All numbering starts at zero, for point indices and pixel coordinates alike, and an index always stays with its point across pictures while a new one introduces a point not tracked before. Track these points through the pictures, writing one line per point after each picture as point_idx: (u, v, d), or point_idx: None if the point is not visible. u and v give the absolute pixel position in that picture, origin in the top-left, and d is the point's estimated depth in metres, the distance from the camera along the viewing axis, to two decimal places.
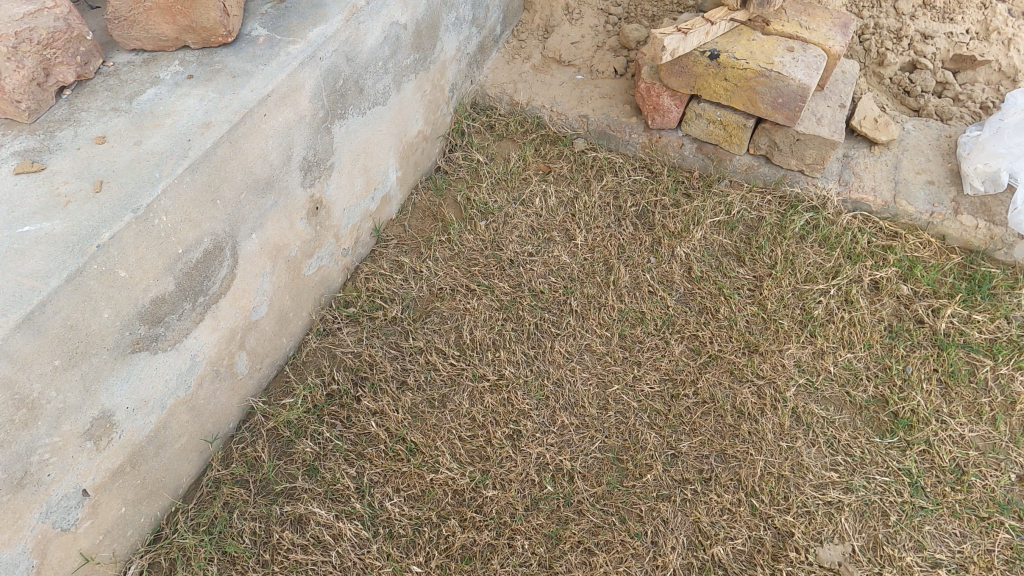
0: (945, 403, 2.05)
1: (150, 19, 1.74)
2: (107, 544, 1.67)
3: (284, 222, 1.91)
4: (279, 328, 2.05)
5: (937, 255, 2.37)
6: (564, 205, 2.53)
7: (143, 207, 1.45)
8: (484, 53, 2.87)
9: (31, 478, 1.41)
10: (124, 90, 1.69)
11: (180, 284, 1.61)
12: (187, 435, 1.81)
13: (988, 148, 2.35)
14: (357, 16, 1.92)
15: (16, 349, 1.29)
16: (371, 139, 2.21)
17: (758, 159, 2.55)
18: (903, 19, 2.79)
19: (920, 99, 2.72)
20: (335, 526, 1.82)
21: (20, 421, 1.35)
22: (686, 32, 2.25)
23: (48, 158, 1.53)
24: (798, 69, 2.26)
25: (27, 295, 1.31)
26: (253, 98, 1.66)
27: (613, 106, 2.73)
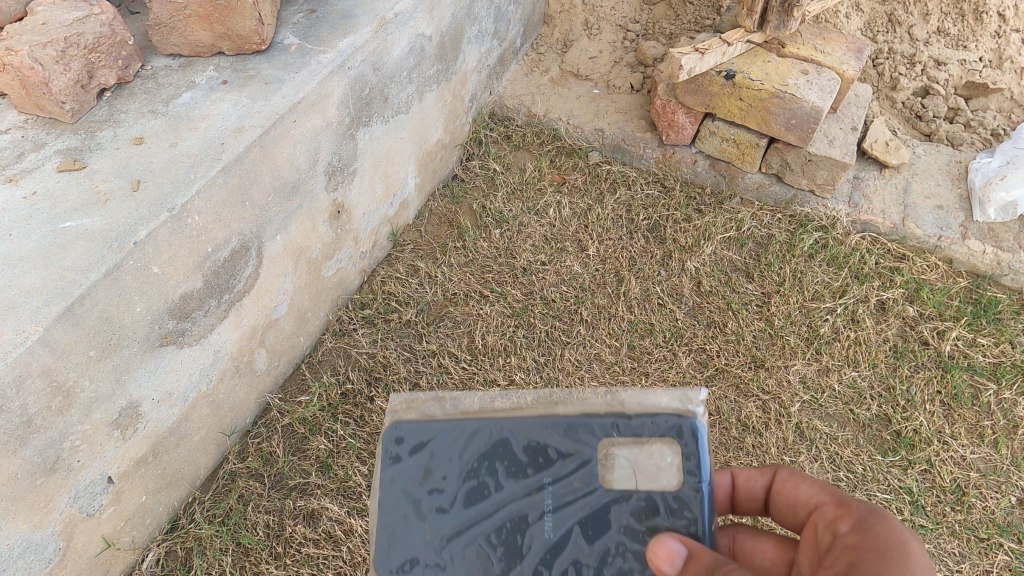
0: (947, 424, 2.09)
1: (188, 26, 1.80)
2: (127, 530, 1.72)
3: (307, 225, 1.97)
4: (298, 327, 2.11)
5: (944, 278, 2.40)
6: (577, 216, 2.58)
7: (178, 207, 1.51)
8: (504, 65, 2.93)
9: (62, 463, 1.46)
10: (161, 93, 1.75)
11: (207, 281, 1.67)
12: (207, 428, 1.86)
13: (1008, 180, 2.42)
14: (385, 28, 1.98)
15: (56, 339, 1.34)
16: (392, 146, 2.27)
17: (769, 177, 2.60)
18: (917, 45, 2.83)
19: (931, 123, 2.77)
20: (346, 522, 1.87)
21: (56, 408, 1.40)
22: (703, 52, 2.30)
23: (88, 157, 1.59)
24: (811, 92, 2.31)
25: (68, 288, 1.35)
26: (285, 104, 1.72)
27: (628, 120, 2.79)
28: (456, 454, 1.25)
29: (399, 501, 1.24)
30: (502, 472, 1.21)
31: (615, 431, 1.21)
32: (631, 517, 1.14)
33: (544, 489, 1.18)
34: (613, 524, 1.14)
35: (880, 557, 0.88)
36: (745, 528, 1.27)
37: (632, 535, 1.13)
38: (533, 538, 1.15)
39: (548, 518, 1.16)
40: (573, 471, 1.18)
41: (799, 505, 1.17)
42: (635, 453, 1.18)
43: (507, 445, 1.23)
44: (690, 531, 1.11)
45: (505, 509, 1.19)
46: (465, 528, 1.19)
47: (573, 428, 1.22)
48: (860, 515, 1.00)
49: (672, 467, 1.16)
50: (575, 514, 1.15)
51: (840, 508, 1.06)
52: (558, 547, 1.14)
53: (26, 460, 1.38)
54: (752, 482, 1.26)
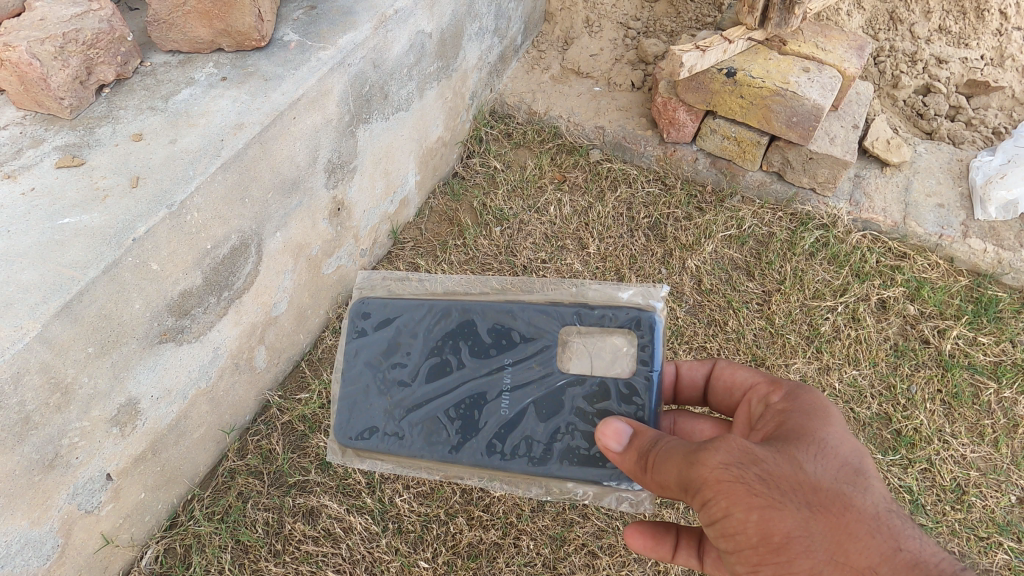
0: (948, 423, 2.09)
1: (187, 22, 1.80)
2: (126, 527, 1.72)
3: (307, 222, 1.96)
4: (298, 324, 2.10)
5: (945, 277, 2.40)
6: (578, 214, 2.58)
7: (177, 203, 1.50)
8: (504, 63, 2.93)
9: (60, 460, 1.46)
10: (160, 90, 1.75)
11: (207, 278, 1.67)
12: (206, 425, 1.86)
13: (1008, 178, 2.41)
14: (385, 25, 1.98)
15: (54, 336, 1.33)
16: (393, 143, 2.26)
17: (770, 176, 2.59)
18: (919, 43, 2.82)
19: (933, 121, 2.76)
20: (345, 520, 1.87)
21: (54, 405, 1.40)
22: (704, 49, 2.30)
23: (87, 153, 1.58)
24: (813, 90, 2.30)
25: (67, 284, 1.35)
26: (285, 101, 1.72)
27: (629, 118, 2.78)
28: (428, 335, 1.52)
29: (363, 372, 1.52)
30: (467, 350, 1.49)
31: (577, 319, 1.45)
32: (586, 397, 1.41)
33: (504, 369, 1.46)
34: (566, 405, 1.41)
35: (806, 418, 1.11)
36: (683, 411, 1.56)
37: (582, 415, 1.41)
38: (490, 414, 1.44)
39: (505, 397, 1.44)
40: (533, 354, 1.45)
41: (735, 386, 1.42)
42: (592, 340, 1.46)
43: (471, 327, 1.50)
44: (638, 414, 1.38)
45: (468, 384, 1.46)
46: (427, 401, 1.47)
47: (538, 314, 1.47)
48: (790, 388, 1.23)
49: (625, 354, 1.43)
50: (531, 394, 1.43)
51: (771, 386, 1.28)
52: (512, 422, 1.43)
53: (25, 457, 1.38)
54: (693, 372, 1.52)
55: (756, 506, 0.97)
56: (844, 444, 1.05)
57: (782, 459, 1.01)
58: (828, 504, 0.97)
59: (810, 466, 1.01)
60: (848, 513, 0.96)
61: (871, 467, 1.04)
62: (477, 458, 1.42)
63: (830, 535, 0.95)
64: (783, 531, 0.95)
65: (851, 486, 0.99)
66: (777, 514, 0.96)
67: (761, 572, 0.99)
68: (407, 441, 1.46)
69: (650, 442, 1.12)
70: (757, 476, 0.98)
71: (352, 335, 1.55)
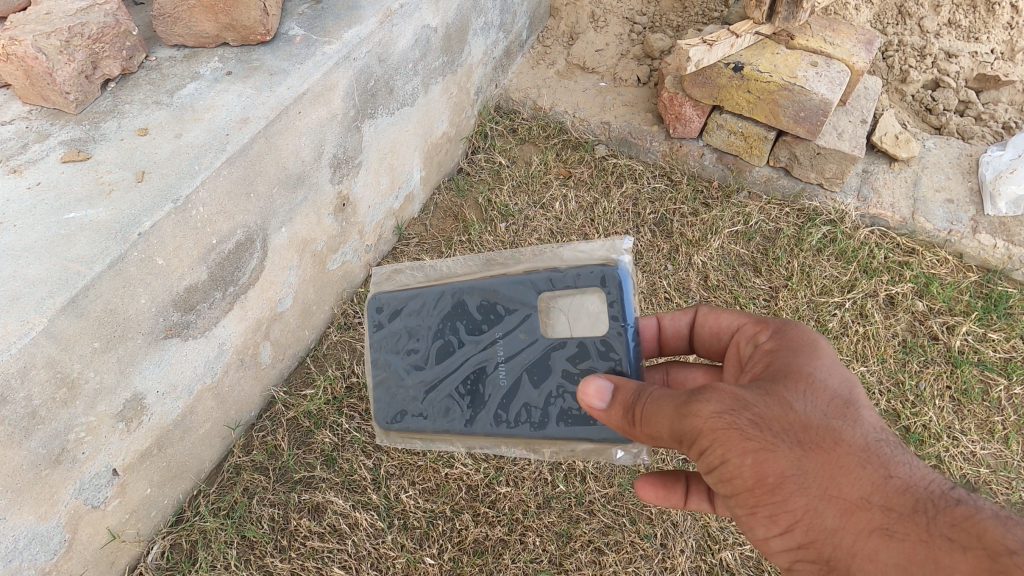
0: (957, 420, 2.07)
1: (192, 16, 1.79)
2: (133, 522, 1.72)
3: (312, 218, 1.96)
4: (303, 320, 2.10)
5: (954, 273, 2.38)
6: (583, 209, 2.56)
7: (182, 198, 1.50)
8: (510, 58, 2.91)
9: (67, 455, 1.46)
10: (165, 84, 1.74)
11: (212, 274, 1.66)
12: (212, 420, 1.86)
13: (1018, 173, 2.38)
14: (390, 19, 1.97)
15: (60, 331, 1.33)
16: (398, 139, 2.25)
17: (777, 171, 2.57)
18: (928, 37, 2.80)
19: (941, 116, 2.74)
20: (351, 516, 1.86)
21: (61, 400, 1.39)
22: (711, 44, 2.28)
23: (92, 148, 1.58)
24: (821, 85, 2.28)
25: (72, 279, 1.34)
26: (290, 95, 1.71)
27: (635, 113, 2.77)
28: (427, 319, 1.45)
29: (384, 362, 1.47)
30: (463, 329, 1.43)
31: (551, 286, 1.38)
32: (569, 358, 1.37)
33: (497, 342, 1.41)
34: (554, 370, 1.37)
35: (794, 356, 1.08)
36: (674, 362, 1.54)
37: (570, 378, 1.37)
38: (493, 386, 1.41)
39: (502, 368, 1.40)
40: (519, 324, 1.39)
41: (722, 331, 1.39)
42: (568, 303, 1.40)
43: (462, 306, 1.44)
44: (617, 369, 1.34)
45: (470, 361, 1.42)
46: (437, 381, 1.43)
47: (517, 285, 1.40)
48: (778, 327, 1.20)
49: (600, 313, 1.39)
50: (523, 362, 1.39)
51: (759, 327, 1.26)
52: (512, 392, 1.40)
53: (32, 452, 1.37)
54: (677, 322, 1.48)
55: (748, 450, 0.93)
56: (834, 377, 1.03)
57: (771, 401, 0.98)
58: (822, 440, 0.94)
59: (799, 405, 0.98)
60: (842, 447, 0.93)
61: (860, 399, 1.02)
62: (490, 430, 1.41)
63: (824, 471, 0.92)
64: (776, 472, 0.93)
65: (844, 419, 0.97)
66: (771, 456, 0.93)
67: (760, 514, 0.97)
68: (430, 419, 1.44)
69: (635, 397, 1.07)
70: (748, 421, 0.95)
71: (370, 330, 1.49)
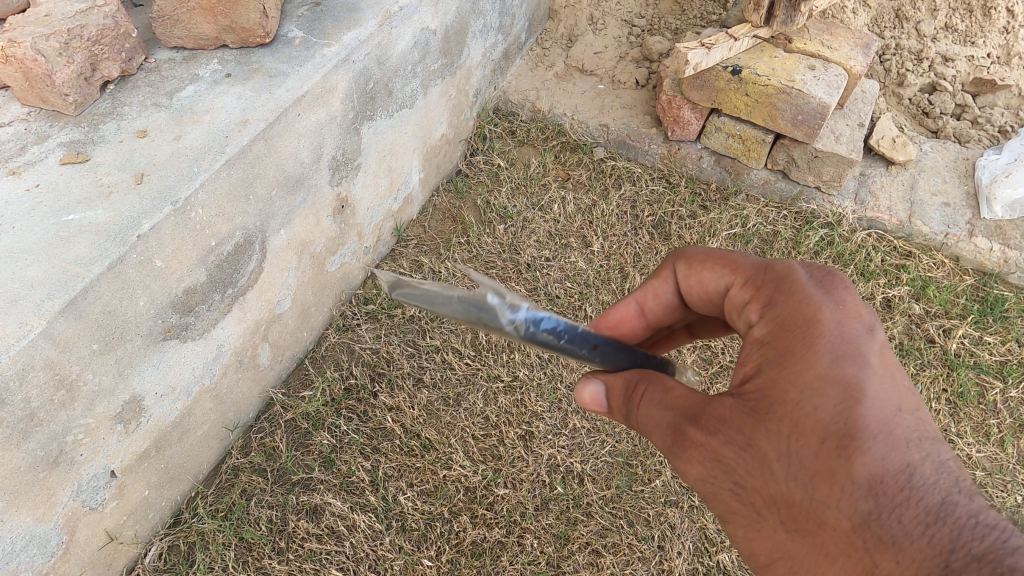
0: (953, 423, 2.08)
1: (192, 18, 1.79)
2: (130, 524, 1.72)
3: (311, 219, 1.96)
4: (302, 322, 2.10)
5: (950, 276, 2.39)
6: (582, 212, 2.57)
7: (182, 199, 1.50)
8: (509, 60, 2.92)
9: (65, 456, 1.46)
10: (165, 86, 1.74)
11: (211, 275, 1.66)
12: (210, 422, 1.86)
13: (1013, 177, 2.40)
14: (390, 21, 1.97)
15: (59, 332, 1.33)
16: (397, 141, 2.26)
17: (775, 174, 2.58)
18: (924, 41, 2.82)
19: (938, 120, 2.75)
20: (349, 517, 1.87)
21: (60, 402, 1.39)
22: (710, 47, 2.29)
23: (91, 149, 1.58)
24: (819, 88, 2.29)
25: (71, 281, 1.34)
26: (289, 97, 1.71)
27: (633, 116, 2.78)
28: None
29: None
30: None
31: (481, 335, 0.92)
32: None
33: None
34: None
35: (787, 368, 0.89)
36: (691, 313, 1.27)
37: None
38: None
39: None
40: None
41: (713, 296, 1.10)
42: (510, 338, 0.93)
43: None
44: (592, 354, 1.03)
45: None
46: None
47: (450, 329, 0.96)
48: (770, 299, 0.97)
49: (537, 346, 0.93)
50: None
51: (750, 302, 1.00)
52: None
53: (30, 454, 1.37)
54: (661, 300, 1.20)
55: (738, 522, 0.93)
56: (829, 401, 0.85)
57: (750, 459, 0.88)
58: (804, 518, 0.85)
59: (778, 469, 0.86)
60: (827, 530, 0.82)
61: (870, 436, 0.82)
62: None
63: (812, 554, 0.85)
64: (765, 552, 0.91)
65: (835, 477, 0.82)
66: (758, 534, 0.91)
67: None
68: None
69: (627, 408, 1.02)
70: (731, 486, 0.91)
71: None
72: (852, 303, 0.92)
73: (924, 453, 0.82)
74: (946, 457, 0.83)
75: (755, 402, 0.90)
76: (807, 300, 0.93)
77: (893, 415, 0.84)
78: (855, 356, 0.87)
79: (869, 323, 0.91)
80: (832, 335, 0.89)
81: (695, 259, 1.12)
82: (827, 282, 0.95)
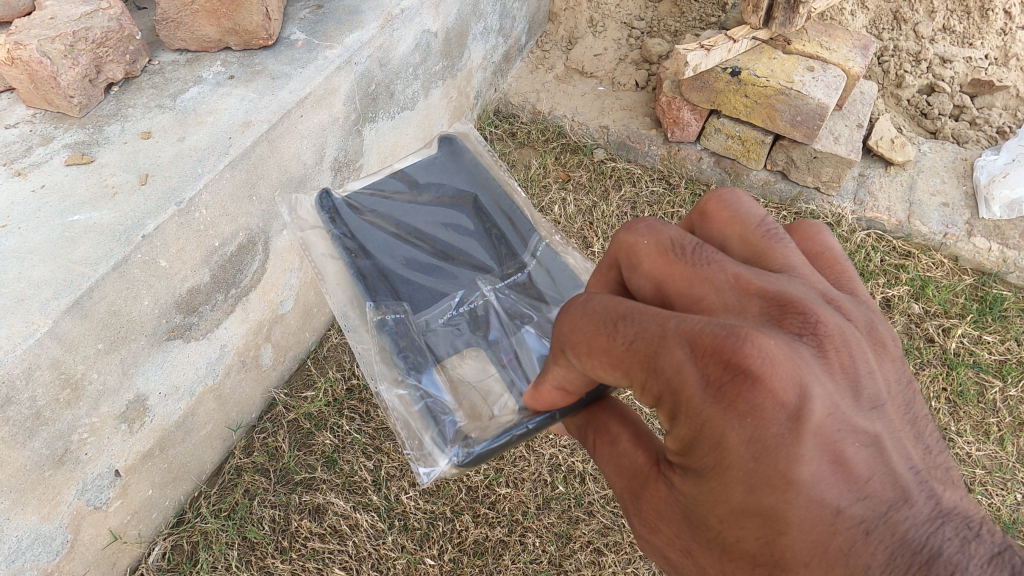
0: (953, 422, 2.09)
1: (195, 20, 1.80)
2: (134, 523, 1.73)
3: None
4: (304, 322, 2.11)
5: (949, 275, 2.40)
6: (582, 213, 2.57)
7: (186, 200, 1.51)
8: (509, 62, 2.93)
9: (70, 456, 1.47)
10: (168, 88, 1.76)
11: (214, 276, 1.67)
12: (213, 422, 1.87)
13: (1010, 177, 2.39)
14: (391, 23, 1.99)
15: (65, 332, 1.34)
16: (398, 142, 2.27)
17: (775, 175, 2.59)
18: (923, 42, 2.83)
19: (936, 121, 2.75)
20: (351, 517, 1.87)
21: (65, 400, 1.40)
22: (709, 48, 2.31)
23: (97, 151, 1.59)
24: (818, 89, 2.31)
25: (77, 281, 1.35)
26: (292, 99, 1.72)
27: (633, 117, 2.79)
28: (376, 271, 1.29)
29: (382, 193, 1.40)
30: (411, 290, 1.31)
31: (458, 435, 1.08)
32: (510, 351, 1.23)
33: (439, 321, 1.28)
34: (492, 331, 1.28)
35: (700, 490, 0.68)
36: None
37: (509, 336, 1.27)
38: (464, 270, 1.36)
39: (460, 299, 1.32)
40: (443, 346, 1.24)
41: None
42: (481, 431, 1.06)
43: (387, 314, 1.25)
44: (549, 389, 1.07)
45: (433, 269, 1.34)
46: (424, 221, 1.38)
47: None
48: (669, 408, 0.67)
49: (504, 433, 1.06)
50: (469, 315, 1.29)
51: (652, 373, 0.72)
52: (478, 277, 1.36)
53: (35, 453, 1.38)
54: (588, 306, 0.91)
55: None
56: (753, 531, 0.65)
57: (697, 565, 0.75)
58: None
59: None
60: None
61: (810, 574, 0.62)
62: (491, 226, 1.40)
63: None
64: None
65: None
66: None
67: None
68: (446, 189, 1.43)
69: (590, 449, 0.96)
70: None
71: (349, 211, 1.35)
72: (770, 380, 0.62)
73: (897, 563, 0.60)
74: (937, 533, 0.61)
75: (682, 506, 0.72)
76: (705, 410, 0.64)
77: (839, 534, 0.61)
78: (774, 479, 0.62)
79: (798, 392, 0.62)
80: (742, 457, 0.63)
81: (578, 342, 0.73)
82: (740, 364, 0.62)
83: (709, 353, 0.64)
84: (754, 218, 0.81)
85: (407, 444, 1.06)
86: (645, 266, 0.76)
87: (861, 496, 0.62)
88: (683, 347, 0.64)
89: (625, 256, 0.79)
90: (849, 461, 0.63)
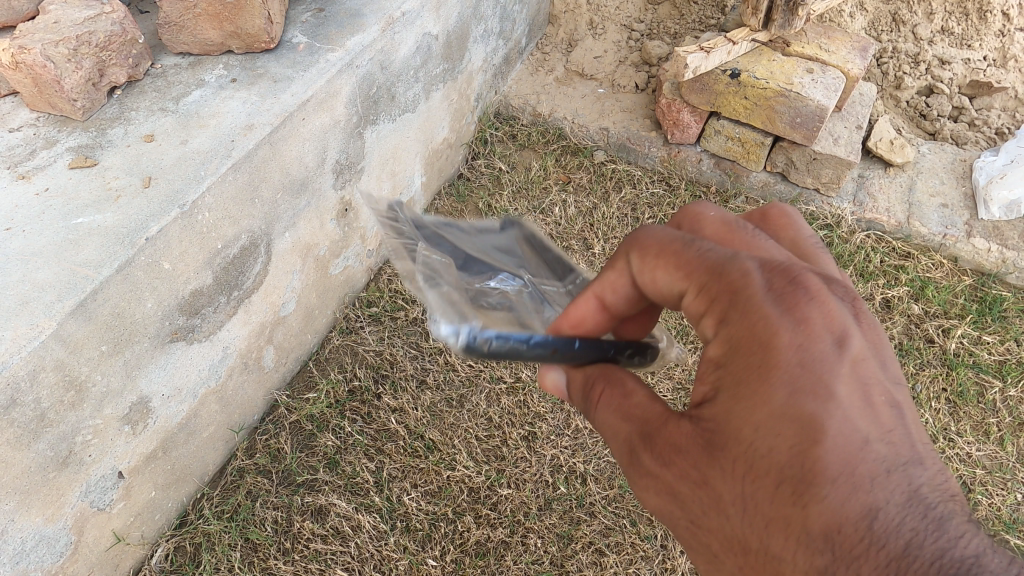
0: (953, 422, 2.10)
1: (198, 24, 1.81)
2: (137, 525, 1.73)
3: (316, 222, 1.98)
4: (306, 324, 2.12)
5: (949, 276, 2.41)
6: (582, 214, 2.57)
7: (189, 203, 1.52)
8: (509, 65, 2.94)
9: (74, 457, 1.47)
10: (170, 91, 1.76)
11: (217, 278, 1.68)
12: (215, 424, 1.87)
13: (1009, 178, 2.42)
14: (393, 27, 2.00)
15: (69, 334, 1.34)
16: (399, 145, 2.28)
17: (774, 176, 2.60)
18: (922, 44, 2.84)
19: (936, 122, 2.76)
20: (353, 518, 1.88)
21: (69, 402, 1.41)
22: (708, 51, 2.32)
23: (100, 154, 1.59)
24: (817, 91, 2.32)
25: (81, 283, 1.36)
26: (294, 102, 1.73)
27: (633, 119, 2.80)
28: None
29: None
30: None
31: None
32: None
33: None
34: None
35: (735, 395, 0.69)
36: None
37: None
38: None
39: None
40: None
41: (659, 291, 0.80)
42: None
43: None
44: None
45: None
46: None
47: None
48: (720, 310, 0.72)
49: None
50: None
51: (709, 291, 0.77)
52: None
53: (40, 454, 1.39)
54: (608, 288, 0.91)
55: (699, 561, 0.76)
56: (786, 440, 0.65)
57: (703, 500, 0.72)
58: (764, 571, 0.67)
59: (733, 511, 0.69)
60: None
61: (848, 482, 0.62)
62: None
63: None
64: None
65: (795, 534, 0.63)
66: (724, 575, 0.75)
67: None
68: None
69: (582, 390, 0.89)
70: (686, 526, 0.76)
71: None
72: (824, 304, 0.70)
73: (926, 498, 0.61)
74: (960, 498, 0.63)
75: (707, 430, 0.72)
76: (763, 310, 0.69)
77: (869, 457, 0.63)
78: (815, 387, 0.66)
79: (842, 326, 0.69)
80: (787, 358, 0.67)
81: (647, 249, 0.80)
82: (802, 282, 0.71)
83: (774, 271, 0.72)
84: (804, 233, 0.90)
85: (398, 258, 0.95)
86: (707, 229, 0.86)
87: (888, 439, 0.65)
88: (753, 260, 0.73)
89: (690, 221, 0.89)
90: (881, 407, 0.67)
